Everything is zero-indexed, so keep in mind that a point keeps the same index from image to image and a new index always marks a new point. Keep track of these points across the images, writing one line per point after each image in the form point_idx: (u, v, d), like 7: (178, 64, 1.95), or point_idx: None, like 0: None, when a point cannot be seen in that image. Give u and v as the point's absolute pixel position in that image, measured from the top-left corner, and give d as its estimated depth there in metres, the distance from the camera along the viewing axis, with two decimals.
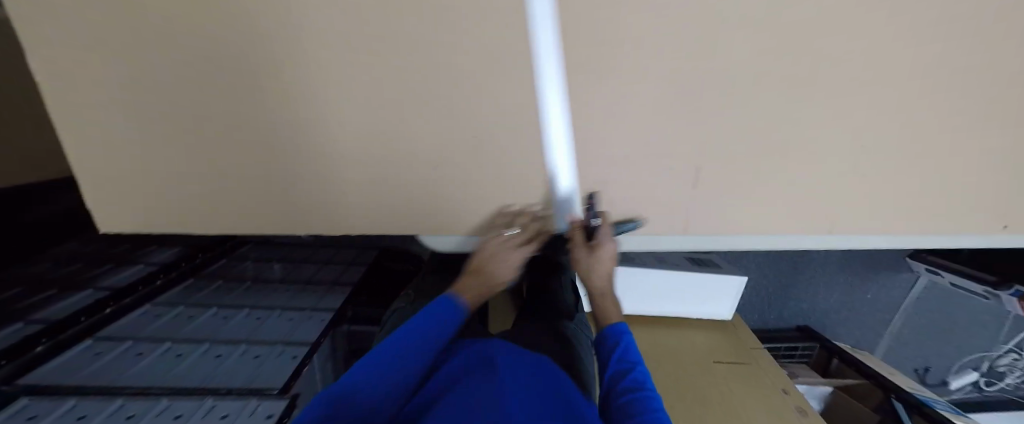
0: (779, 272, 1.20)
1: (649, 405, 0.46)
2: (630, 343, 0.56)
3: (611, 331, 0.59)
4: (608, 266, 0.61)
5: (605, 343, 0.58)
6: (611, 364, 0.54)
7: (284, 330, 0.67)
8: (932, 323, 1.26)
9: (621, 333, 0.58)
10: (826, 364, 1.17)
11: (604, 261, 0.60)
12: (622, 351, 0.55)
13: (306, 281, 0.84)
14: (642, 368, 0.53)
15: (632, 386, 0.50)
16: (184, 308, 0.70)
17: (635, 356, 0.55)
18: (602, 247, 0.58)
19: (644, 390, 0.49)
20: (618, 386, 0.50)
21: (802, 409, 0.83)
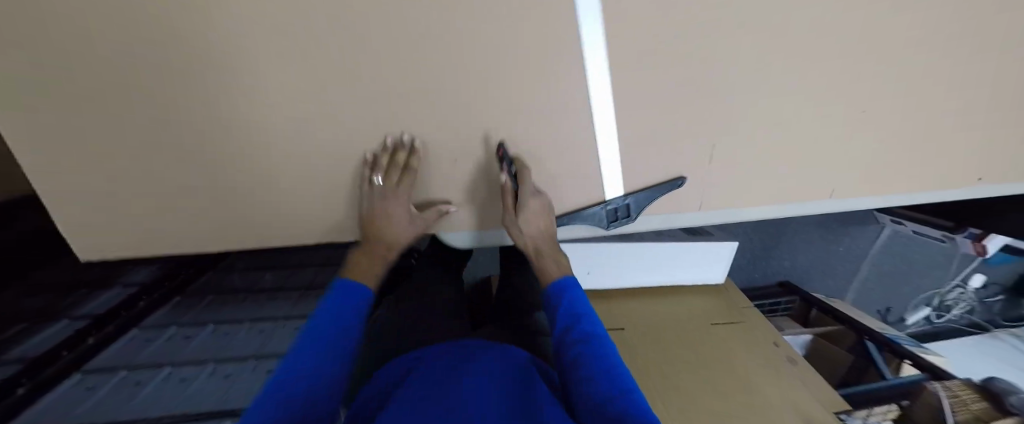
0: (762, 234, 1.27)
1: (602, 355, 0.47)
2: (577, 295, 0.56)
3: (555, 288, 0.57)
4: (543, 218, 0.51)
5: (554, 301, 0.56)
6: (558, 319, 0.54)
7: (292, 341, 0.64)
8: (895, 268, 1.38)
9: (567, 287, 0.56)
10: (806, 314, 1.26)
11: (534, 218, 0.50)
12: (569, 304, 0.55)
13: (305, 286, 0.80)
14: (591, 318, 0.53)
15: (584, 338, 0.49)
16: (178, 328, 0.66)
17: (582, 308, 0.54)
18: (530, 202, 0.48)
19: (595, 340, 0.49)
20: (568, 341, 0.50)
21: (792, 358, 0.91)
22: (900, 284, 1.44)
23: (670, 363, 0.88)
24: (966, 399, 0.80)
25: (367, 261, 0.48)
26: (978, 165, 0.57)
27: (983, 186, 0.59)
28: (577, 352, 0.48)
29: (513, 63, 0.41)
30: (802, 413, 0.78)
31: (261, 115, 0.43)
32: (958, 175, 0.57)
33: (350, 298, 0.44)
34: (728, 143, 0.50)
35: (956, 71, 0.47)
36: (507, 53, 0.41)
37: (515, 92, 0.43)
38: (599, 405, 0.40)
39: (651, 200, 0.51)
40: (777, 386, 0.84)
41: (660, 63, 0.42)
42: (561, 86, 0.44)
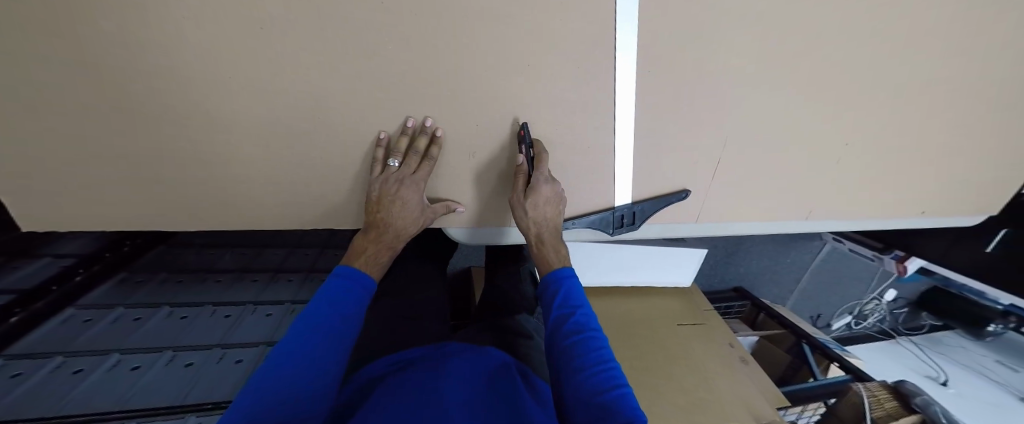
0: (724, 242, 1.36)
1: (598, 348, 0.46)
2: (574, 285, 0.51)
3: (553, 277, 0.51)
4: (553, 207, 0.48)
5: (548, 291, 0.52)
6: (552, 310, 0.50)
7: (262, 328, 0.59)
8: (828, 280, 1.55)
9: (564, 277, 0.51)
10: (754, 318, 1.38)
11: (546, 205, 0.47)
12: (565, 295, 0.50)
13: (275, 269, 0.74)
14: (585, 310, 0.49)
15: (577, 334, 0.47)
16: (124, 309, 0.58)
17: (577, 299, 0.50)
18: (545, 187, 0.45)
19: (588, 336, 0.47)
20: (560, 337, 0.48)
21: (745, 358, 0.99)
22: (831, 294, 1.62)
23: (640, 360, 0.92)
24: (882, 396, 0.93)
25: (370, 245, 0.43)
26: (924, 198, 0.64)
27: (926, 218, 0.67)
28: (570, 351, 0.46)
29: (541, 56, 0.40)
30: (753, 410, 0.86)
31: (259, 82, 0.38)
32: (908, 207, 0.65)
33: (349, 287, 0.41)
34: (727, 159, 0.52)
35: (916, 112, 0.54)
36: (536, 45, 0.40)
37: (538, 86, 0.42)
38: (593, 411, 0.40)
39: (656, 210, 0.52)
40: (732, 385, 0.91)
41: (676, 73, 0.43)
42: (581, 87, 0.43)
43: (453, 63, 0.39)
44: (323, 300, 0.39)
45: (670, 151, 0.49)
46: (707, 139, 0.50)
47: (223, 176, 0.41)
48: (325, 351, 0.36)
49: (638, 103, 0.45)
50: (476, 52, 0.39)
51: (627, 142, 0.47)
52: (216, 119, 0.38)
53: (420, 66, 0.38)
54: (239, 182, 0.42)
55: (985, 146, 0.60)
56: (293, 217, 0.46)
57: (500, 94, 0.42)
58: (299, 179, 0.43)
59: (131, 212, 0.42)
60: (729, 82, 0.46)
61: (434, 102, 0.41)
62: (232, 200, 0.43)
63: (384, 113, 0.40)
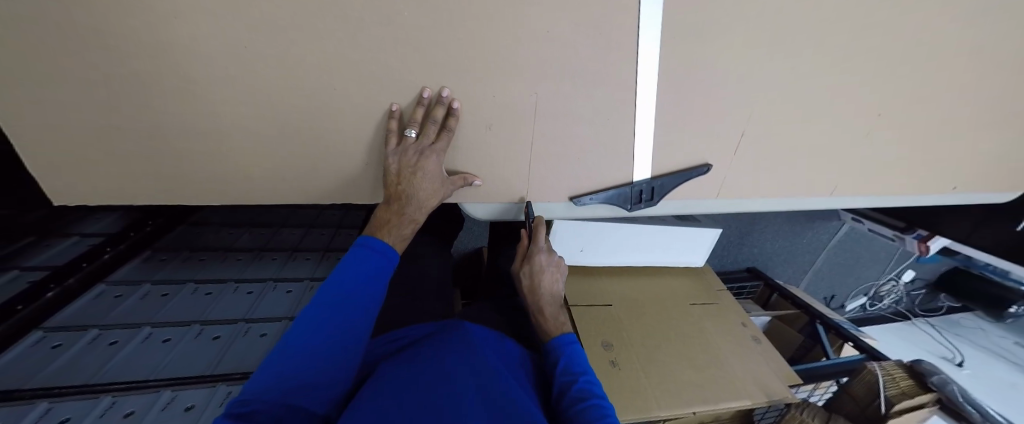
0: (741, 222, 1.31)
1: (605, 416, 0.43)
2: (577, 352, 0.53)
3: (555, 344, 0.54)
4: (553, 277, 0.58)
5: (557, 355, 0.52)
6: (555, 379, 0.49)
7: (283, 303, 0.61)
8: (845, 260, 1.52)
9: (568, 343, 0.54)
10: (766, 298, 1.37)
11: (545, 274, 0.57)
12: (568, 362, 0.51)
13: (292, 249, 0.75)
14: (590, 378, 0.49)
15: (586, 400, 0.45)
16: (152, 287, 0.60)
17: (581, 366, 0.51)
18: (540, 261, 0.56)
19: (597, 402, 0.45)
20: (570, 402, 0.45)
21: (757, 338, 1.00)
22: (847, 275, 1.59)
23: (652, 339, 0.93)
24: (898, 377, 0.91)
25: (389, 218, 0.43)
26: (961, 173, 0.62)
27: (961, 193, 0.65)
28: (581, 414, 0.43)
29: (563, 13, 0.38)
30: (766, 390, 0.86)
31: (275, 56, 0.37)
32: (943, 182, 0.62)
33: (376, 260, 0.41)
34: (755, 129, 0.50)
35: (963, 75, 0.50)
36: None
37: (561, 48, 0.40)
38: None
39: (676, 185, 0.51)
40: (745, 364, 0.91)
41: (706, 32, 0.41)
42: (605, 47, 0.41)
43: (472, 24, 0.37)
44: (351, 272, 0.39)
45: (693, 122, 0.47)
46: (734, 106, 0.47)
47: (240, 146, 0.41)
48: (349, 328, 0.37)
49: (666, 67, 0.42)
50: (495, 13, 0.37)
51: (650, 110, 0.45)
52: (232, 84, 0.37)
53: (437, 25, 0.36)
54: (257, 153, 0.42)
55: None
56: (309, 189, 0.46)
57: (520, 57, 0.40)
58: (314, 150, 0.43)
59: (148, 184, 0.41)
60: (763, 44, 0.43)
61: (452, 68, 0.39)
62: (249, 172, 0.43)
63: (400, 79, 0.39)
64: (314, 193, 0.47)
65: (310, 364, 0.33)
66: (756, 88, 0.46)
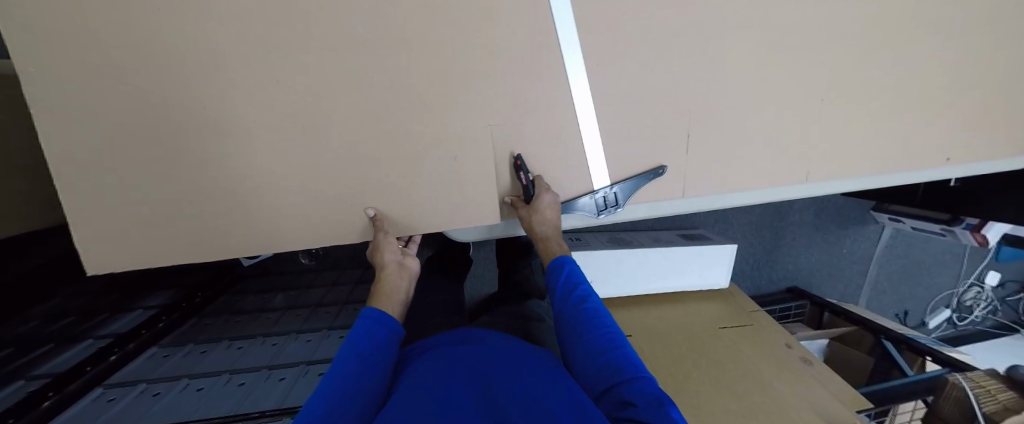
0: (764, 238, 1.25)
1: (599, 318, 0.50)
2: (574, 268, 0.56)
3: (554, 264, 0.57)
4: (553, 215, 0.54)
5: (554, 278, 0.56)
6: (557, 293, 0.55)
7: (304, 350, 0.66)
8: (902, 268, 1.38)
9: (564, 262, 0.57)
10: (818, 319, 1.24)
11: (546, 212, 0.54)
12: (567, 275, 0.56)
13: (315, 305, 0.82)
14: (586, 287, 0.55)
15: (585, 310, 0.51)
16: (194, 345, 0.68)
17: (578, 278, 0.56)
18: (538, 208, 0.53)
19: (595, 313, 0.51)
20: (571, 314, 0.51)
21: (805, 358, 0.89)
22: (913, 285, 1.41)
23: (681, 368, 0.86)
24: (992, 388, 0.77)
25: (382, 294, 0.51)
26: (950, 140, 0.60)
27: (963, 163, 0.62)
28: (582, 324, 0.50)
29: (506, 50, 0.49)
30: (822, 412, 0.76)
31: (289, 128, 0.49)
32: (936, 152, 0.60)
33: (375, 325, 0.46)
34: (706, 124, 0.54)
35: (892, 49, 0.54)
36: (502, 41, 0.48)
37: (509, 78, 0.50)
38: (604, 369, 0.44)
39: (635, 188, 0.55)
40: (793, 387, 0.82)
41: (630, 46, 0.50)
42: (545, 70, 0.50)
43: (437, 73, 0.49)
44: (352, 336, 0.44)
45: (643, 132, 0.53)
46: (678, 105, 0.53)
47: (260, 195, 0.51)
48: (373, 335, 0.45)
49: (602, 81, 0.51)
50: (453, 61, 0.48)
51: (597, 118, 0.52)
52: (261, 145, 0.49)
53: (410, 78, 0.49)
54: (274, 201, 0.52)
55: (988, 75, 0.58)
56: (314, 228, 0.54)
57: (479, 90, 0.50)
58: (319, 193, 0.53)
59: (198, 240, 0.53)
60: (685, 48, 0.50)
61: (424, 110, 0.50)
62: (269, 218, 0.53)
63: (387, 122, 0.50)
64: (319, 233, 0.55)
65: (338, 393, 0.36)
66: (693, 87, 0.52)
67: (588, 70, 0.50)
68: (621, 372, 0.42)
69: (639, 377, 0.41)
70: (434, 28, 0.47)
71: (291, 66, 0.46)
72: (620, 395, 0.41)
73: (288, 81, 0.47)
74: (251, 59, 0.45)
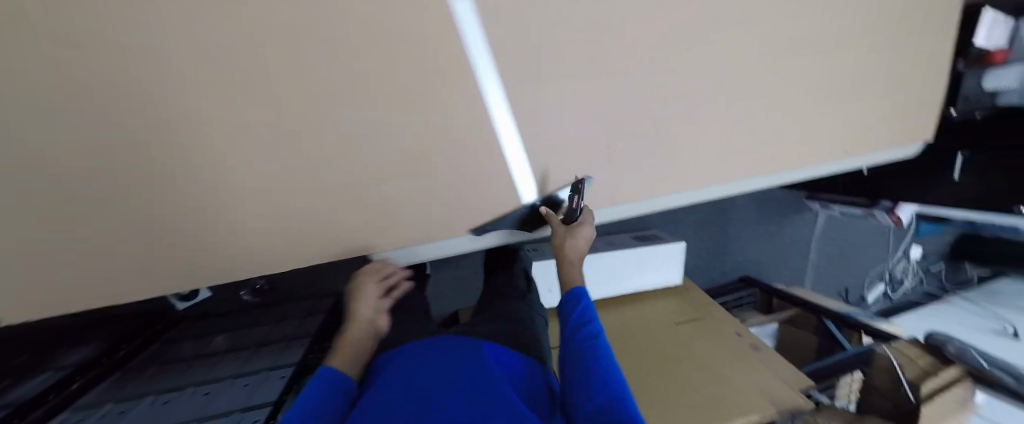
0: (714, 232, 1.31)
1: (594, 353, 0.47)
2: (586, 302, 0.55)
3: (570, 296, 0.57)
4: (584, 246, 0.60)
5: (567, 311, 0.54)
6: (566, 325, 0.53)
7: (240, 395, 0.62)
8: (839, 249, 1.49)
9: (578, 296, 0.56)
10: (768, 304, 1.31)
11: (580, 242, 0.60)
12: (580, 310, 0.54)
13: (258, 344, 0.78)
14: (594, 323, 0.52)
15: (585, 340, 0.49)
16: (113, 405, 0.62)
17: (589, 314, 0.53)
18: (577, 234, 0.59)
19: (593, 343, 0.48)
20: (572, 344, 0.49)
21: (754, 345, 0.94)
22: (850, 263, 1.53)
23: (640, 369, 0.88)
24: (914, 356, 0.85)
25: (345, 352, 0.52)
26: (835, 136, 0.68)
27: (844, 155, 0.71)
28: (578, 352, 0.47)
29: (429, 71, 0.48)
30: (770, 397, 0.79)
31: (195, 167, 0.46)
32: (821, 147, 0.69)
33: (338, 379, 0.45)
34: (624, 134, 0.59)
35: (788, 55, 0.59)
36: (424, 63, 0.47)
37: (434, 99, 0.49)
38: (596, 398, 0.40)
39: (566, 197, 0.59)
40: (743, 375, 0.85)
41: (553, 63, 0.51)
42: (471, 90, 0.50)
43: (357, 99, 0.47)
44: (318, 386, 0.44)
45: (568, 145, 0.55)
46: (599, 118, 0.57)
47: (185, 232, 0.50)
48: (336, 388, 0.44)
49: (526, 98, 0.52)
50: (374, 85, 0.47)
51: (524, 134, 0.55)
52: (168, 185, 0.46)
53: (329, 105, 0.47)
54: (201, 236, 0.51)
55: (872, 75, 0.65)
56: (251, 258, 0.54)
57: (404, 113, 0.50)
58: (249, 225, 0.52)
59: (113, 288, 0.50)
60: (603, 63, 0.53)
61: (349, 136, 0.49)
62: (199, 254, 0.52)
63: (309, 150, 0.49)
64: (257, 263, 0.55)
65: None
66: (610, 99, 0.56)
67: (513, 88, 0.51)
68: (612, 405, 0.39)
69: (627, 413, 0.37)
70: (348, 52, 0.44)
71: (190, 99, 0.42)
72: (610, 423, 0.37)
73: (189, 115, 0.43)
74: (141, 95, 0.41)
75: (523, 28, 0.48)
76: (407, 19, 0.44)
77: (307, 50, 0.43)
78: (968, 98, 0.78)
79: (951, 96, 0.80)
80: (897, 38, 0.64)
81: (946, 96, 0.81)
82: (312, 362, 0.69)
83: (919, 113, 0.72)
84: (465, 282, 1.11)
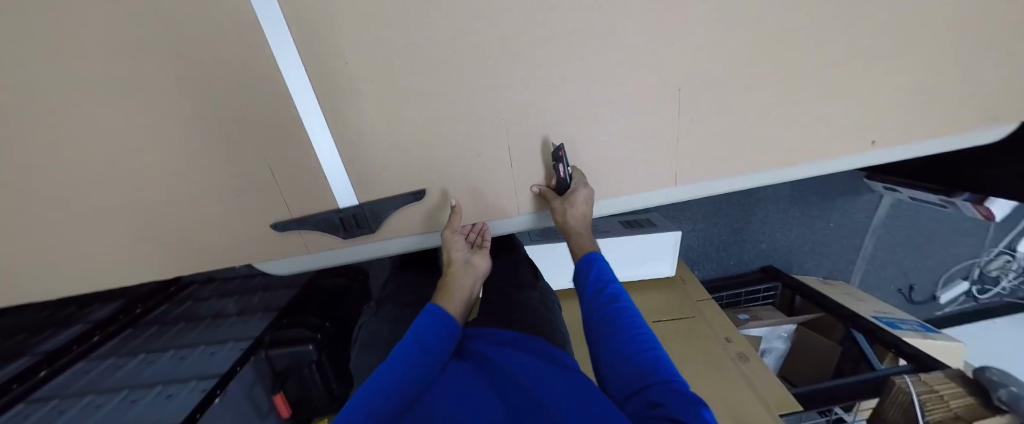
0: (731, 217, 1.13)
1: (625, 315, 0.52)
2: (603, 265, 0.62)
3: (584, 261, 0.64)
4: (585, 209, 0.55)
5: (584, 272, 0.62)
6: (588, 286, 0.59)
7: (206, 362, 0.69)
8: (905, 239, 1.21)
9: (593, 259, 0.63)
10: (790, 302, 1.14)
11: (580, 205, 0.55)
12: (597, 272, 0.61)
13: (239, 313, 0.86)
14: (615, 284, 0.59)
15: (614, 301, 0.55)
16: (116, 358, 0.73)
17: (608, 275, 0.60)
18: (574, 203, 0.54)
19: (622, 305, 0.54)
20: (600, 306, 0.55)
21: (742, 354, 0.83)
22: (924, 255, 1.24)
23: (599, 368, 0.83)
24: (946, 395, 0.67)
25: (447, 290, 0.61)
26: (845, 124, 0.54)
27: (860, 147, 0.55)
28: (608, 315, 0.53)
29: (311, 62, 0.43)
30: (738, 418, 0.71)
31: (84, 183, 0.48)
32: (821, 138, 0.54)
33: (436, 321, 0.54)
34: (548, 126, 0.52)
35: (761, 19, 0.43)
36: (304, 53, 0.42)
37: (322, 93, 0.45)
38: (635, 372, 0.44)
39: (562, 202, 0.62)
40: (717, 388, 0.76)
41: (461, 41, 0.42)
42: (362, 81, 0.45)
43: (238, 96, 0.44)
44: (419, 330, 0.52)
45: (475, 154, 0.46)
46: (518, 108, 0.50)
47: (95, 228, 0.51)
48: (436, 330, 0.53)
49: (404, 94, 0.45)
50: (253, 76, 0.43)
51: (433, 125, 0.50)
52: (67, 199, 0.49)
53: (206, 101, 0.44)
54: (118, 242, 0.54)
55: (923, 37, 0.48)
56: (162, 254, 0.55)
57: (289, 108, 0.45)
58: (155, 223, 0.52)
59: (55, 288, 0.56)
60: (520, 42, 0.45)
61: (237, 135, 0.46)
62: (112, 248, 0.53)
63: (196, 150, 0.47)
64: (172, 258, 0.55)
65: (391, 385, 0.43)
66: (531, 86, 0.48)
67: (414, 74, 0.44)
68: (651, 375, 0.42)
69: (668, 381, 0.41)
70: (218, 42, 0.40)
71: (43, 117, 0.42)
72: (649, 397, 0.40)
73: (72, 114, 0.43)
74: (25, 98, 0.41)
75: (409, 8, 0.42)
76: (277, 2, 0.39)
77: (177, 43, 0.40)
78: None
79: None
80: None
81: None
82: (272, 338, 0.73)
83: (1008, 88, 0.51)
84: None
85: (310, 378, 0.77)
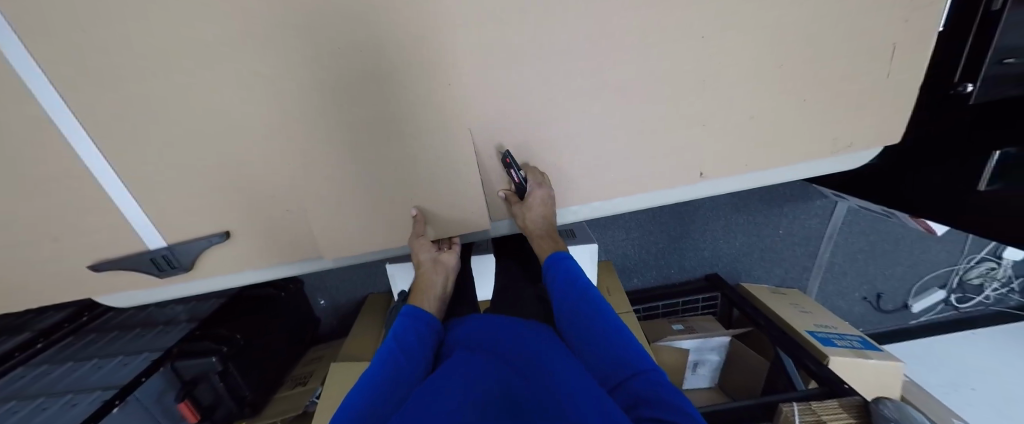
0: (667, 224, 1.08)
1: (598, 308, 0.51)
2: (569, 263, 0.58)
3: (549, 262, 0.59)
4: (543, 210, 0.55)
5: (552, 274, 0.58)
6: (555, 286, 0.56)
7: (113, 374, 0.73)
8: (864, 245, 1.13)
9: (560, 258, 0.59)
10: (728, 313, 1.10)
11: (536, 207, 0.55)
12: (564, 271, 0.57)
13: (167, 324, 0.91)
14: (585, 281, 0.56)
15: (587, 298, 0.53)
16: (45, 366, 0.77)
17: (576, 273, 0.57)
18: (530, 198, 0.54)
19: (596, 300, 0.52)
20: (566, 300, 0.53)
21: None
22: (888, 261, 1.15)
23: None
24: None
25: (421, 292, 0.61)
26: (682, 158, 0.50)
27: (691, 177, 0.56)
28: (578, 302, 0.52)
29: None
30: None
31: None
32: (642, 173, 0.56)
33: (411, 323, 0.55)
34: (376, 148, 0.52)
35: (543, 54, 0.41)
36: (122, 87, 0.45)
37: None
38: (611, 365, 0.43)
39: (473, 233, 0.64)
40: None
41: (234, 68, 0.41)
42: (178, 114, 0.48)
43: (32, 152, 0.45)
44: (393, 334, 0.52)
45: None
46: (329, 131, 0.50)
47: None
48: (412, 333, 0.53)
49: None
50: (80, 108, 0.46)
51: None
52: None
53: (43, 133, 0.47)
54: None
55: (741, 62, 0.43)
56: (33, 265, 0.58)
57: (119, 134, 0.48)
58: (24, 238, 0.55)
59: None
60: (322, 67, 0.46)
61: (75, 165, 0.49)
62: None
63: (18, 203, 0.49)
64: (41, 272, 0.58)
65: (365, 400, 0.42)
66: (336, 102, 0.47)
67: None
68: (631, 367, 0.42)
69: (649, 371, 0.41)
70: (42, 81, 0.44)
71: None
72: (630, 390, 0.40)
73: None
74: None
75: None
76: None
77: (0, 81, 0.43)
78: (1004, 60, 0.44)
79: (973, 60, 0.47)
80: (762, 35, 0.47)
81: (937, 67, 0.53)
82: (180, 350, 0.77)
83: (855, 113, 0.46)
84: (362, 274, 1.16)
85: (222, 386, 0.81)
